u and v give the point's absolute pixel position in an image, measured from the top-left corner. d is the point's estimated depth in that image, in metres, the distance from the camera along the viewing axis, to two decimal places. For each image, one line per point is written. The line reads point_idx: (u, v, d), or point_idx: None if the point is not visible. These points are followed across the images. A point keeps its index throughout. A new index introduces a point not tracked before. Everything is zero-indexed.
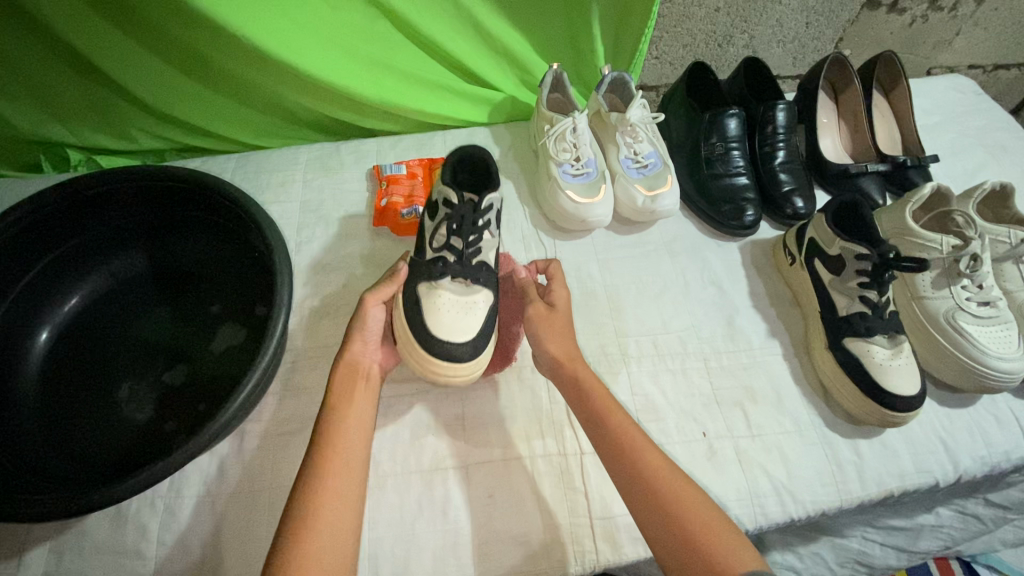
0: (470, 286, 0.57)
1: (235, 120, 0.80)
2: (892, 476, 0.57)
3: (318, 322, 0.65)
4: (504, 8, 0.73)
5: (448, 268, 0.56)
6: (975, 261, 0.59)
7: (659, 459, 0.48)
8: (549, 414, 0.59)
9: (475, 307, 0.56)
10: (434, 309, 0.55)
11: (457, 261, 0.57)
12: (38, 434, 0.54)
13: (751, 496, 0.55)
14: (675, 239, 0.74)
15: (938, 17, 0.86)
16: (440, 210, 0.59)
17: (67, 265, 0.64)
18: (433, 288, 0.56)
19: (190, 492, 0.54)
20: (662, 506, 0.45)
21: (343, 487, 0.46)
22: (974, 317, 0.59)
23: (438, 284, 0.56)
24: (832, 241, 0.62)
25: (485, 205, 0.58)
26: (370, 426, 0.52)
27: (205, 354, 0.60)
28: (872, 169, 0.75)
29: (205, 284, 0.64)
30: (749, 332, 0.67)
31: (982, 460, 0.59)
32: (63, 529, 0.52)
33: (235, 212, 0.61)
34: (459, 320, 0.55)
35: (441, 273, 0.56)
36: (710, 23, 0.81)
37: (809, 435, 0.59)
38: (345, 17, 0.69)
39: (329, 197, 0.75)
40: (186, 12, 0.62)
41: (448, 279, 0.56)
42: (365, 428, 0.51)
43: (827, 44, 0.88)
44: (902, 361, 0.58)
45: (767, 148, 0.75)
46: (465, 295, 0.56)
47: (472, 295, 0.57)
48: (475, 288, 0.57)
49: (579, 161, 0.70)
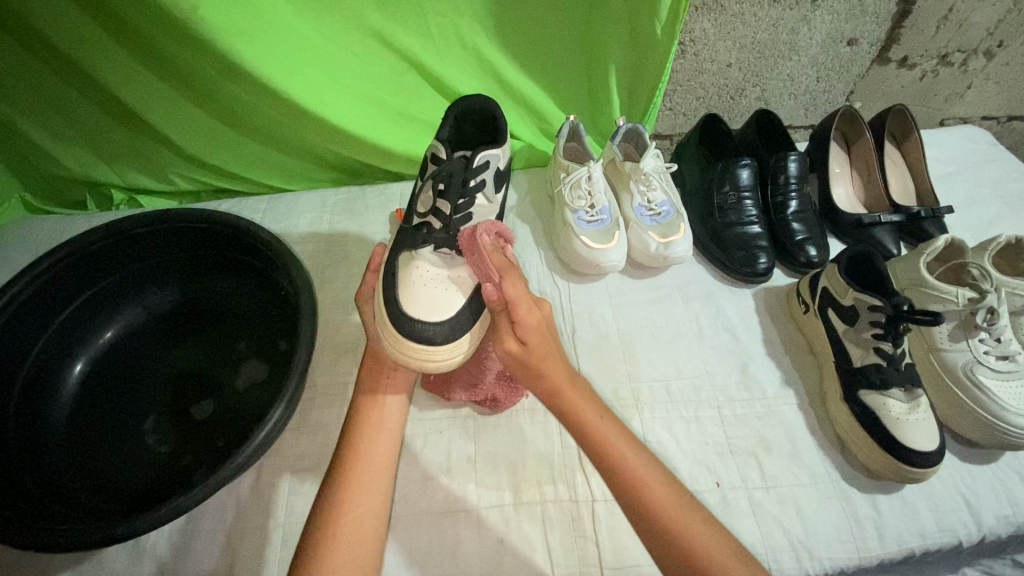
0: (452, 260, 0.58)
1: (267, 164, 0.84)
2: (913, 534, 0.56)
3: (337, 360, 0.66)
4: (524, 64, 0.77)
5: (429, 237, 0.57)
6: (992, 314, 0.59)
7: (660, 482, 0.45)
8: (561, 459, 0.59)
9: (453, 282, 0.57)
10: (409, 283, 0.55)
11: (443, 228, 0.58)
12: (66, 464, 0.56)
13: (766, 549, 0.55)
14: (688, 285, 0.75)
15: (948, 72, 0.88)
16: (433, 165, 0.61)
17: (106, 300, 0.67)
18: (414, 257, 0.57)
19: (206, 526, 0.55)
20: (665, 533, 0.43)
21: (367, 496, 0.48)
22: (994, 371, 0.59)
23: (418, 254, 0.57)
24: (845, 291, 0.63)
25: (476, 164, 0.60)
26: (393, 433, 0.53)
27: (228, 390, 0.62)
28: (886, 219, 0.76)
29: (232, 321, 0.67)
30: (764, 381, 0.66)
31: (1007, 521, 0.57)
32: (82, 560, 0.53)
33: (265, 253, 0.64)
34: (433, 294, 0.55)
35: (421, 245, 0.57)
36: (723, 77, 0.84)
37: (825, 488, 0.58)
38: (374, 71, 0.74)
39: (353, 238, 0.78)
40: (228, 69, 0.67)
41: (429, 250, 0.57)
42: (390, 436, 0.53)
43: (838, 97, 0.90)
44: (920, 416, 0.57)
45: (780, 198, 0.77)
46: (446, 269, 0.57)
47: (452, 269, 0.58)
48: (458, 261, 0.58)
49: (594, 208, 0.72)
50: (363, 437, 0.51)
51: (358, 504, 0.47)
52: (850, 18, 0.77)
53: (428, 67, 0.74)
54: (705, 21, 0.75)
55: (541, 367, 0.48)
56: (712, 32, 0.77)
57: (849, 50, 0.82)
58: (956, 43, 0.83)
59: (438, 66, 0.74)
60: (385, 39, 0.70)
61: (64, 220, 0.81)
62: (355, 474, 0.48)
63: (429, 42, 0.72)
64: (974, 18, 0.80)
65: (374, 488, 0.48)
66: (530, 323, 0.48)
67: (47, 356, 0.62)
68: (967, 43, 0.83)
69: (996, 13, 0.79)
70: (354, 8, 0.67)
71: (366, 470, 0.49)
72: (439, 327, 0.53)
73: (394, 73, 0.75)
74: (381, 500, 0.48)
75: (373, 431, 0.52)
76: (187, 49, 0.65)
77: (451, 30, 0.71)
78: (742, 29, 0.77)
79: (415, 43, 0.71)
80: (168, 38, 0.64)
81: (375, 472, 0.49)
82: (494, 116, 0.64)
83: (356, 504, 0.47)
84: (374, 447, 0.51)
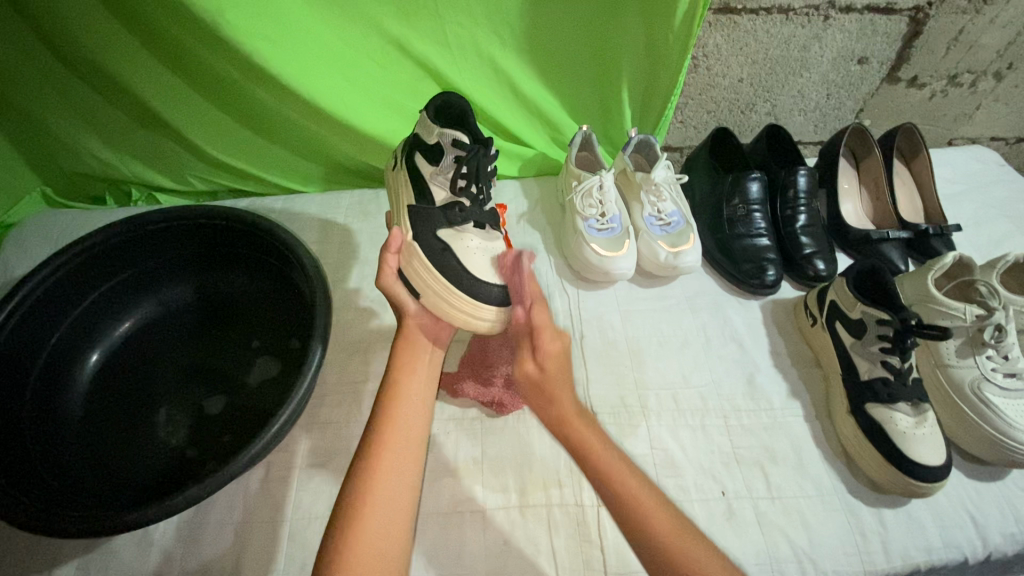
0: (491, 233, 0.61)
1: (283, 165, 0.86)
2: (919, 549, 0.56)
3: (348, 359, 0.67)
4: (539, 74, 0.78)
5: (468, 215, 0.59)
6: (1000, 331, 0.59)
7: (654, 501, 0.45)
8: (567, 463, 0.60)
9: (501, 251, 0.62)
10: (468, 254, 0.58)
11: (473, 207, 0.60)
12: (78, 452, 0.57)
13: (770, 559, 0.55)
14: (697, 295, 0.76)
15: (958, 92, 0.89)
16: (449, 152, 0.59)
17: (122, 293, 0.68)
18: (459, 234, 0.59)
19: (215, 519, 0.55)
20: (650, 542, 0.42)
21: (397, 466, 0.48)
22: (1001, 389, 0.59)
23: (462, 232, 0.59)
24: (853, 304, 0.63)
25: (495, 152, 0.60)
26: (424, 407, 0.54)
27: (241, 385, 0.62)
28: (894, 236, 0.77)
29: (246, 318, 0.68)
30: (770, 393, 0.67)
31: (1013, 538, 0.57)
32: (92, 547, 0.54)
33: (282, 250, 0.66)
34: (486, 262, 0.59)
35: (462, 223, 0.59)
36: (734, 92, 0.85)
37: (831, 500, 0.59)
38: (393, 77, 0.76)
39: (367, 240, 0.80)
40: (252, 72, 0.68)
41: (469, 226, 0.60)
42: (421, 409, 0.53)
43: (848, 114, 0.92)
44: (927, 431, 0.57)
45: (789, 212, 0.77)
46: (491, 241, 0.61)
47: (496, 241, 0.61)
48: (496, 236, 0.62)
49: (604, 217, 0.74)
50: (396, 410, 0.51)
51: (390, 473, 0.47)
52: (861, 37, 0.78)
53: (445, 74, 0.75)
54: (718, 36, 0.77)
55: (553, 391, 0.52)
56: (725, 47, 0.78)
57: (860, 69, 0.83)
58: (965, 64, 0.84)
59: (455, 73, 0.76)
60: (404, 46, 0.72)
61: (84, 214, 0.83)
62: (387, 444, 0.48)
63: (447, 51, 0.73)
64: (984, 40, 0.81)
65: (404, 460, 0.48)
66: (555, 351, 0.55)
67: (63, 346, 0.63)
68: (977, 64, 0.84)
69: (1005, 35, 0.80)
70: (376, 15, 0.68)
71: (398, 441, 0.49)
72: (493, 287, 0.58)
73: (413, 78, 0.76)
74: (411, 472, 0.48)
75: (406, 404, 0.52)
76: (213, 51, 0.67)
77: (469, 40, 0.73)
78: (754, 45, 0.78)
79: (433, 51, 0.73)
80: (194, 39, 0.66)
81: (407, 444, 0.49)
82: (466, 113, 0.61)
83: (387, 472, 0.47)
84: (406, 420, 0.51)
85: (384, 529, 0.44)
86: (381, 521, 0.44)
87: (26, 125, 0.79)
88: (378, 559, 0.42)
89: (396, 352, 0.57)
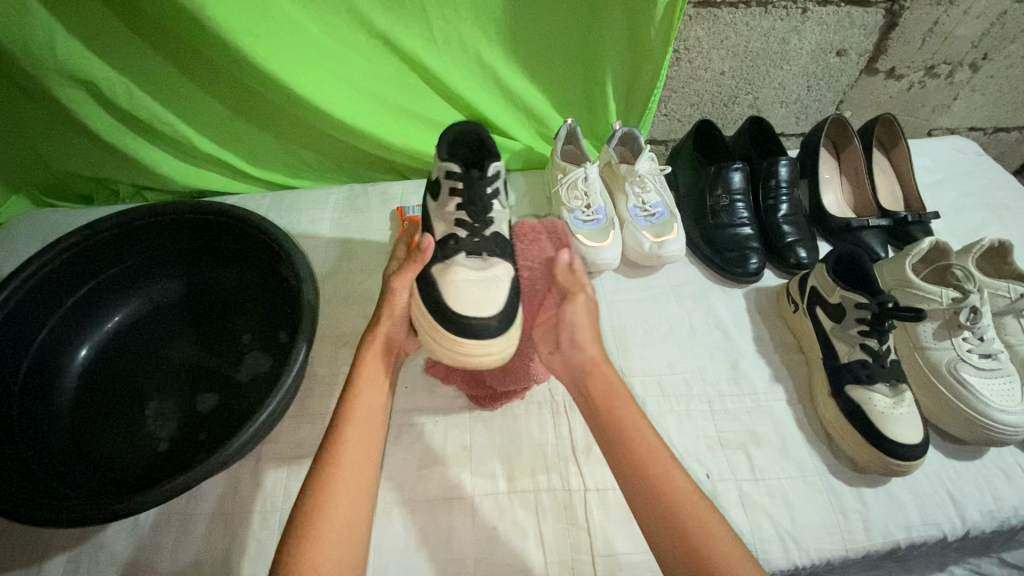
0: (487, 262, 0.55)
1: (273, 160, 0.86)
2: (899, 527, 0.57)
3: (337, 351, 0.68)
4: (524, 67, 0.79)
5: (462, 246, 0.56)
6: (975, 312, 0.60)
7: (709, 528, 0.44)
8: (555, 450, 0.61)
9: (497, 281, 0.54)
10: (452, 286, 0.53)
11: (468, 236, 0.57)
12: (68, 445, 0.58)
13: (755, 540, 0.56)
14: (681, 284, 0.77)
15: (935, 83, 0.90)
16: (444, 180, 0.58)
17: (111, 288, 0.69)
18: (448, 266, 0.54)
19: (205, 509, 0.56)
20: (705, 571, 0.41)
21: (356, 474, 0.48)
22: (976, 369, 0.60)
23: (452, 262, 0.54)
24: (832, 289, 0.64)
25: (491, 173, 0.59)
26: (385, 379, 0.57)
27: (231, 379, 0.63)
28: (874, 224, 0.78)
29: (235, 312, 0.68)
30: (754, 378, 0.68)
31: (990, 515, 0.58)
32: (83, 539, 0.54)
33: (270, 245, 0.66)
34: (483, 295, 0.52)
35: (454, 253, 0.55)
36: (717, 85, 0.87)
37: (814, 482, 0.60)
38: (379, 72, 0.77)
39: (354, 234, 0.80)
40: (239, 65, 0.69)
41: (462, 257, 0.54)
42: (380, 414, 0.53)
43: (829, 106, 0.93)
44: (904, 411, 0.59)
45: (771, 202, 0.79)
46: (484, 270, 0.54)
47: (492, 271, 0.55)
48: (494, 263, 0.55)
49: (590, 208, 0.74)
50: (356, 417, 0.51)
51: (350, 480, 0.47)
52: (838, 30, 0.79)
53: (431, 69, 0.76)
54: (699, 29, 0.78)
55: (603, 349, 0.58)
56: (706, 40, 0.79)
57: (839, 61, 0.84)
58: (941, 55, 0.85)
59: (440, 68, 0.76)
60: (389, 42, 0.73)
61: (71, 213, 0.83)
62: (344, 451, 0.49)
63: (432, 46, 0.74)
64: (959, 31, 0.82)
65: (363, 467, 0.49)
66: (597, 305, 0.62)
67: (52, 341, 0.64)
68: (953, 55, 0.86)
69: (980, 26, 0.82)
70: (361, 10, 0.69)
71: (357, 449, 0.49)
72: (492, 322, 0.51)
73: (398, 72, 0.77)
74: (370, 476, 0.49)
75: (366, 410, 0.52)
76: (200, 40, 0.67)
77: (455, 36, 0.74)
78: (735, 39, 0.79)
79: (419, 45, 0.73)
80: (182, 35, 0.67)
81: (365, 450, 0.50)
82: (483, 139, 0.61)
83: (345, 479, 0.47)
84: (367, 425, 0.51)
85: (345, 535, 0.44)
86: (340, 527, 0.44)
87: (13, 126, 0.79)
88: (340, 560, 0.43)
89: (358, 358, 0.56)
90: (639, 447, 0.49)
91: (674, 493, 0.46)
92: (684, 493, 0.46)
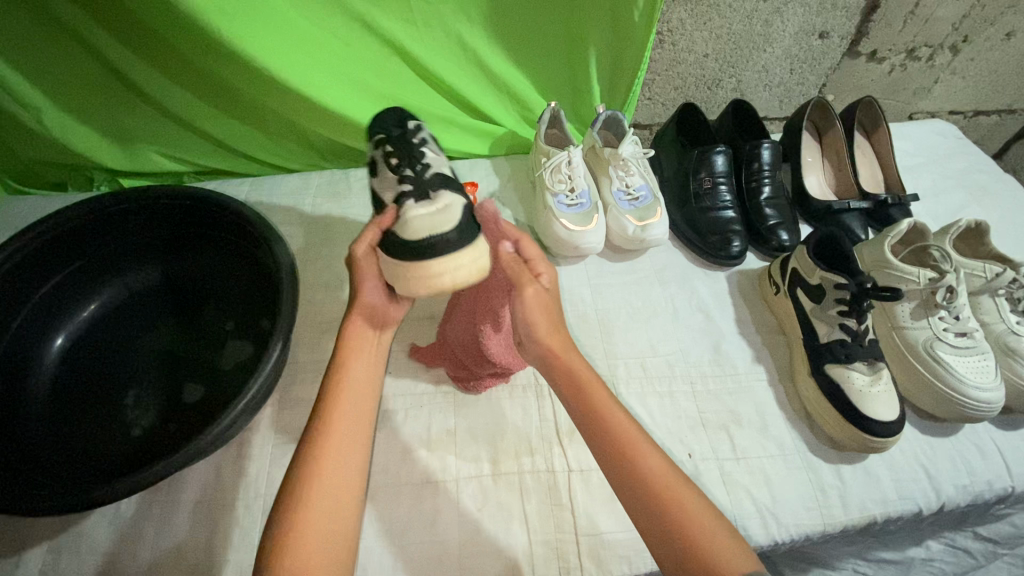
0: (437, 196, 0.50)
1: (252, 146, 0.85)
2: (875, 502, 0.58)
3: (319, 337, 0.67)
4: (506, 50, 0.78)
5: (406, 195, 0.51)
6: (951, 293, 0.61)
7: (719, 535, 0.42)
8: (539, 432, 0.61)
9: (450, 207, 0.49)
10: (405, 230, 0.48)
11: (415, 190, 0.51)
12: (45, 434, 0.57)
13: (735, 517, 0.56)
14: (665, 267, 0.77)
15: (915, 66, 0.91)
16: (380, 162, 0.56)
17: (87, 276, 0.68)
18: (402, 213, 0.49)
19: (188, 497, 0.56)
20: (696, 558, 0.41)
21: (345, 462, 0.47)
22: (952, 347, 0.61)
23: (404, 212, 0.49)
24: (812, 271, 0.65)
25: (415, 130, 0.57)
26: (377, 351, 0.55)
27: (213, 367, 0.62)
28: (855, 206, 0.78)
29: (215, 301, 0.67)
30: (736, 359, 0.69)
31: (964, 489, 0.60)
32: (62, 529, 0.54)
33: (250, 232, 0.65)
34: (432, 223, 0.48)
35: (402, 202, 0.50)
36: (700, 68, 0.86)
37: (793, 460, 0.61)
38: (359, 56, 0.75)
39: (337, 220, 0.79)
40: (214, 48, 0.67)
41: (409, 204, 0.49)
42: (366, 392, 0.52)
43: (812, 89, 0.93)
44: (881, 388, 0.60)
45: (753, 184, 0.79)
46: (434, 204, 0.49)
47: (440, 201, 0.49)
48: (441, 194, 0.50)
49: (573, 192, 0.74)
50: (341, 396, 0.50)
51: (339, 469, 0.46)
52: (820, 11, 0.79)
53: (411, 52, 0.75)
54: (682, 11, 0.77)
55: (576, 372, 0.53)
56: (689, 22, 0.79)
57: (821, 43, 0.84)
58: (922, 38, 0.86)
59: (420, 51, 0.75)
60: (368, 25, 0.72)
61: (44, 201, 0.81)
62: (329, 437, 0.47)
63: (412, 28, 0.73)
64: (940, 14, 0.83)
65: (350, 455, 0.47)
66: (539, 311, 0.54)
67: (26, 330, 0.62)
68: (934, 38, 0.86)
69: (960, 9, 0.82)
70: None
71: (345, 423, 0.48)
72: (451, 237, 0.48)
73: (378, 55, 0.76)
74: (359, 457, 0.48)
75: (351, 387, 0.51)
76: (169, 23, 0.65)
77: (435, 18, 0.72)
78: (717, 20, 0.79)
79: (398, 28, 0.72)
80: (152, 16, 0.64)
81: (352, 431, 0.48)
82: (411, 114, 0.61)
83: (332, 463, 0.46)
84: (355, 410, 0.50)
85: (336, 522, 0.44)
86: (327, 516, 0.44)
87: None
88: (331, 545, 0.43)
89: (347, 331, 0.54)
90: (658, 478, 0.45)
91: (696, 526, 0.42)
92: (712, 532, 0.42)
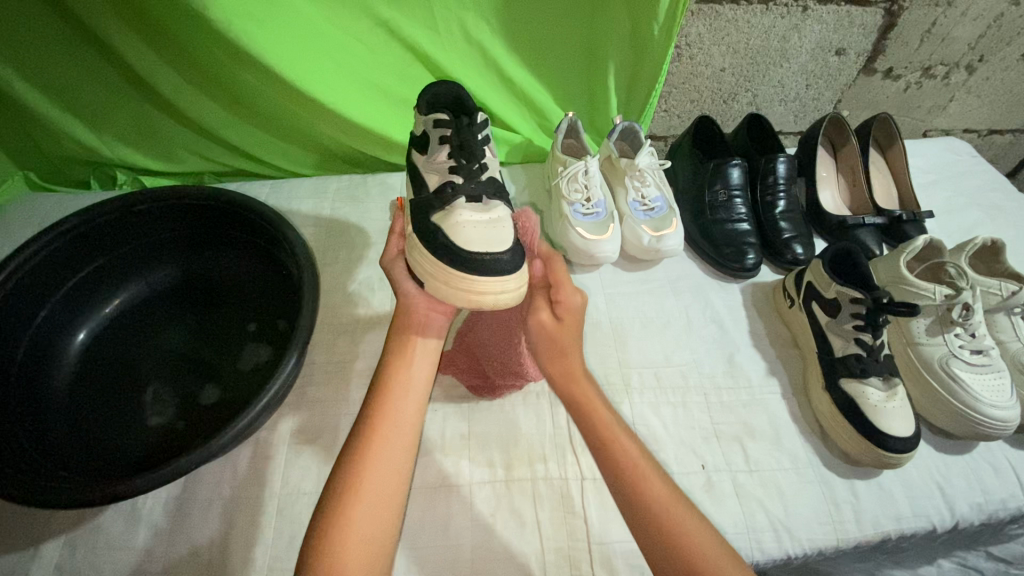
0: (488, 206, 0.57)
1: (272, 151, 0.86)
2: (889, 518, 0.58)
3: (336, 339, 0.68)
4: (526, 60, 0.79)
5: (459, 192, 0.56)
6: (967, 309, 0.62)
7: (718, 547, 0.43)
8: (552, 440, 0.61)
9: (502, 221, 0.56)
10: (457, 230, 0.54)
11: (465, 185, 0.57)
12: (66, 428, 0.57)
13: (748, 530, 0.56)
14: (679, 278, 0.78)
15: (931, 84, 0.91)
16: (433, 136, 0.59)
17: (110, 272, 0.69)
18: (450, 212, 0.55)
19: (203, 495, 0.56)
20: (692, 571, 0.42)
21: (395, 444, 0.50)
22: (968, 364, 0.61)
23: (455, 212, 0.55)
24: (828, 285, 0.65)
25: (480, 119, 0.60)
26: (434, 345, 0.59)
27: (231, 368, 0.63)
28: (869, 221, 0.79)
29: (235, 300, 0.68)
30: (749, 371, 0.69)
31: (979, 508, 0.60)
32: (79, 524, 0.54)
33: (272, 232, 0.66)
34: (483, 233, 0.54)
35: (453, 199, 0.56)
36: (716, 81, 0.87)
37: (806, 474, 0.60)
38: (380, 63, 0.76)
39: (354, 223, 0.80)
40: (238, 53, 0.68)
41: (463, 203, 0.56)
42: (421, 385, 0.55)
43: (827, 105, 0.94)
44: (897, 404, 0.60)
45: (768, 198, 0.79)
46: (488, 213, 0.56)
47: (493, 213, 0.56)
48: (495, 204, 0.57)
49: (589, 202, 0.74)
50: (392, 395, 0.52)
51: (387, 452, 0.49)
52: (838, 28, 0.80)
53: (433, 60, 0.76)
54: (701, 25, 0.78)
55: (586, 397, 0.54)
56: (707, 36, 0.80)
57: (837, 60, 0.85)
58: (938, 56, 0.86)
59: (442, 58, 0.76)
60: (391, 31, 0.73)
61: (67, 199, 0.82)
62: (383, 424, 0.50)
63: (434, 36, 0.74)
64: (956, 33, 0.83)
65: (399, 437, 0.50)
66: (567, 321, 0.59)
67: (49, 325, 0.63)
68: (951, 56, 0.87)
69: (976, 28, 0.83)
70: None
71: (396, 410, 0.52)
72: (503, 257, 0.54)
73: (400, 62, 0.77)
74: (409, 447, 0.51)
75: (401, 392, 0.53)
76: (197, 29, 0.66)
77: (456, 26, 0.73)
78: (736, 35, 0.80)
79: (420, 35, 0.73)
80: (180, 22, 0.66)
81: (403, 420, 0.51)
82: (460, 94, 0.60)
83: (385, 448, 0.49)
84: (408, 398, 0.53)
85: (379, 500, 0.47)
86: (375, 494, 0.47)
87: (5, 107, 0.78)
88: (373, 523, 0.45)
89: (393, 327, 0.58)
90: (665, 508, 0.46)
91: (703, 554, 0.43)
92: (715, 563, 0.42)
